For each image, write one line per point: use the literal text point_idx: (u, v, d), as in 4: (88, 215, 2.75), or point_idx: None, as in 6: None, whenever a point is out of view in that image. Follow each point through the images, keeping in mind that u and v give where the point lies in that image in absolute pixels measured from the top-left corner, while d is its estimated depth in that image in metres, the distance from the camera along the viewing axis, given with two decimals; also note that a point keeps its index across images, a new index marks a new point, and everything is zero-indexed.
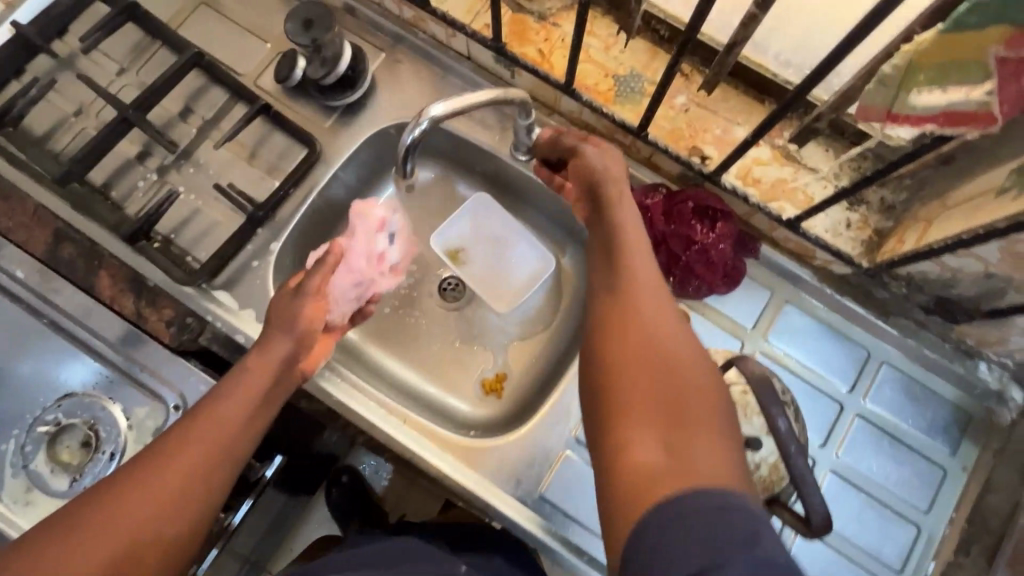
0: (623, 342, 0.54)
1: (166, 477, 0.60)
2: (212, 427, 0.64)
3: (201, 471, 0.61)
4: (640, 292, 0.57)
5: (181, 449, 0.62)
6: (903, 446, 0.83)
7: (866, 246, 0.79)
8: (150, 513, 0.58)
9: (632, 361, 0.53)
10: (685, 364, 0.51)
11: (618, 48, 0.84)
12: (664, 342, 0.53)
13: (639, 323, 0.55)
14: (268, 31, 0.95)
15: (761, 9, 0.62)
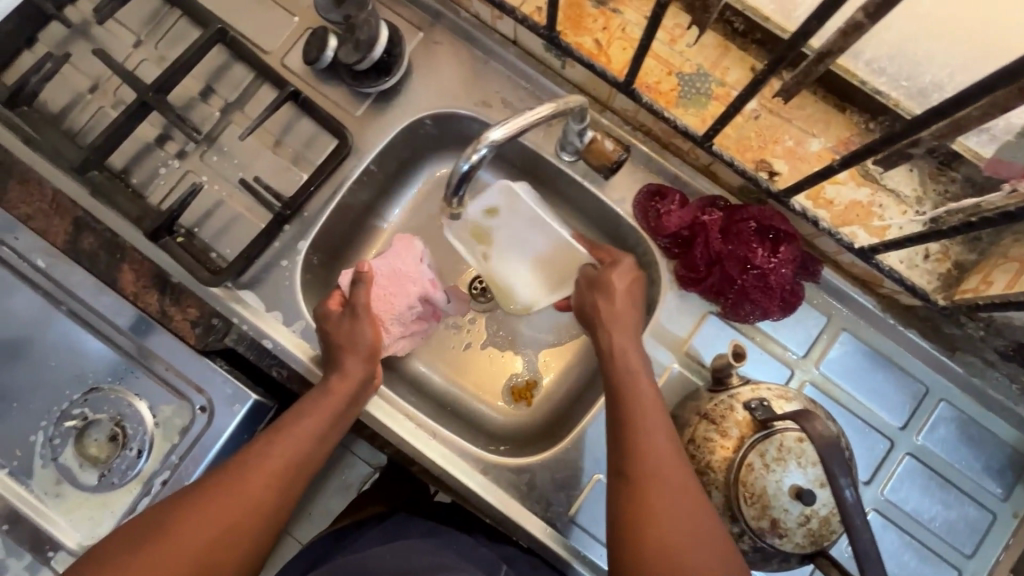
0: (637, 494, 0.60)
1: (244, 493, 0.63)
2: (287, 447, 0.67)
3: (275, 489, 0.65)
4: (655, 440, 0.63)
5: (260, 463, 0.65)
6: (953, 488, 0.79)
7: (943, 280, 0.73)
8: (233, 526, 0.62)
9: (641, 513, 0.59)
10: (677, 484, 0.61)
11: (685, 42, 0.75)
12: (669, 504, 0.59)
13: (657, 474, 0.61)
14: (295, 2, 0.86)
15: (869, 19, 0.54)
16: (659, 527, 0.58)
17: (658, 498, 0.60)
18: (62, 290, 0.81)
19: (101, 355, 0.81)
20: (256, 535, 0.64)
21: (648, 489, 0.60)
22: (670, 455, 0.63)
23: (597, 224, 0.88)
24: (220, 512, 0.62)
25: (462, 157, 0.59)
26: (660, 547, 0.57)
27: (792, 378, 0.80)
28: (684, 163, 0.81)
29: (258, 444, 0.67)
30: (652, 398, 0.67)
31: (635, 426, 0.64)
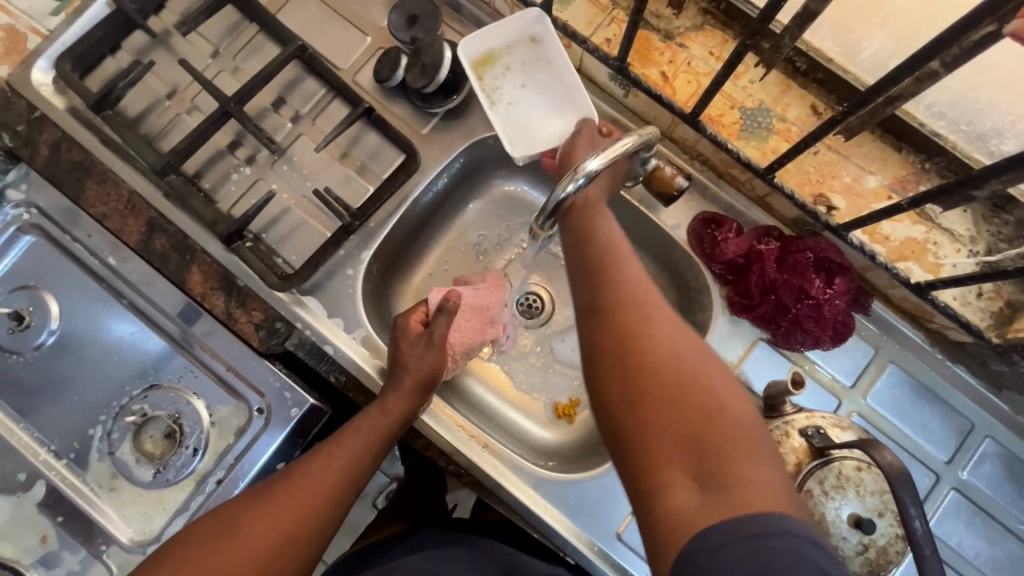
0: (637, 401, 0.53)
1: (298, 497, 0.65)
2: (340, 459, 0.69)
3: (328, 499, 0.66)
4: (650, 331, 0.56)
5: (311, 470, 0.68)
6: (998, 524, 0.80)
7: (996, 319, 0.75)
8: (285, 531, 0.63)
9: (655, 421, 0.51)
10: (665, 342, 0.56)
11: (748, 78, 0.79)
12: (658, 350, 0.55)
13: (667, 369, 0.53)
14: (368, 22, 0.90)
15: (946, 68, 0.56)
16: (680, 428, 0.50)
17: (671, 395, 0.52)
18: (133, 288, 0.83)
19: (162, 351, 0.84)
20: (307, 544, 0.64)
21: (653, 385, 0.53)
22: (677, 348, 0.55)
23: (649, 248, 0.91)
24: (274, 517, 0.63)
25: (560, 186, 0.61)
26: (684, 451, 0.50)
27: (841, 408, 0.82)
28: (740, 192, 0.83)
29: (313, 455, 0.70)
30: (645, 294, 0.60)
31: (632, 327, 0.57)
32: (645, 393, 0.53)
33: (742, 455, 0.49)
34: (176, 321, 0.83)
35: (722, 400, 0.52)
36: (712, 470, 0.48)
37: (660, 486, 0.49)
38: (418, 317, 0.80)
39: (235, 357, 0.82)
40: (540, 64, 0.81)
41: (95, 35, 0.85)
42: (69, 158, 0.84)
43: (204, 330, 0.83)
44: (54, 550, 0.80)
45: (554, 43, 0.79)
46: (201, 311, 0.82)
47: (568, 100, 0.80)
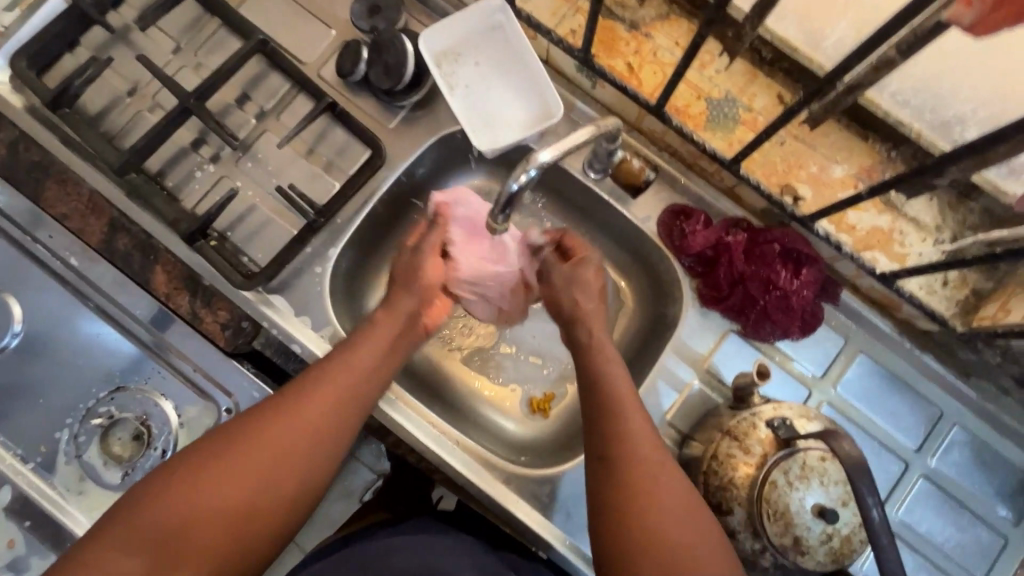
0: (624, 509, 0.60)
1: (281, 438, 0.62)
2: (327, 397, 0.65)
3: (314, 441, 0.64)
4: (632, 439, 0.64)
5: (296, 409, 0.64)
6: (966, 511, 0.80)
7: (961, 308, 0.75)
8: (290, 451, 0.62)
9: (633, 534, 0.59)
10: (639, 433, 0.64)
11: (714, 68, 0.78)
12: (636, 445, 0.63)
13: (642, 474, 0.61)
14: (332, 15, 0.88)
15: (902, 55, 0.56)
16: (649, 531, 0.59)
17: (645, 502, 0.60)
18: (96, 289, 0.81)
19: (128, 353, 0.82)
20: (294, 484, 0.62)
21: (634, 495, 0.61)
22: (646, 445, 0.63)
23: (621, 241, 0.90)
24: (257, 460, 0.61)
25: (511, 179, 0.60)
26: (661, 558, 0.57)
27: (810, 398, 0.82)
28: (709, 183, 0.83)
29: (296, 391, 0.66)
30: (629, 392, 0.67)
31: (610, 414, 0.65)
32: (629, 505, 0.60)
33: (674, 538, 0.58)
34: (149, 329, 0.81)
35: (694, 549, 0.58)
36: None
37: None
38: (437, 251, 0.80)
39: (200, 357, 0.80)
40: (500, 52, 0.80)
41: (52, 31, 0.83)
42: (28, 157, 0.82)
43: (177, 336, 0.80)
44: (21, 555, 0.79)
45: (513, 31, 0.79)
46: (173, 317, 0.80)
47: (531, 67, 0.79)
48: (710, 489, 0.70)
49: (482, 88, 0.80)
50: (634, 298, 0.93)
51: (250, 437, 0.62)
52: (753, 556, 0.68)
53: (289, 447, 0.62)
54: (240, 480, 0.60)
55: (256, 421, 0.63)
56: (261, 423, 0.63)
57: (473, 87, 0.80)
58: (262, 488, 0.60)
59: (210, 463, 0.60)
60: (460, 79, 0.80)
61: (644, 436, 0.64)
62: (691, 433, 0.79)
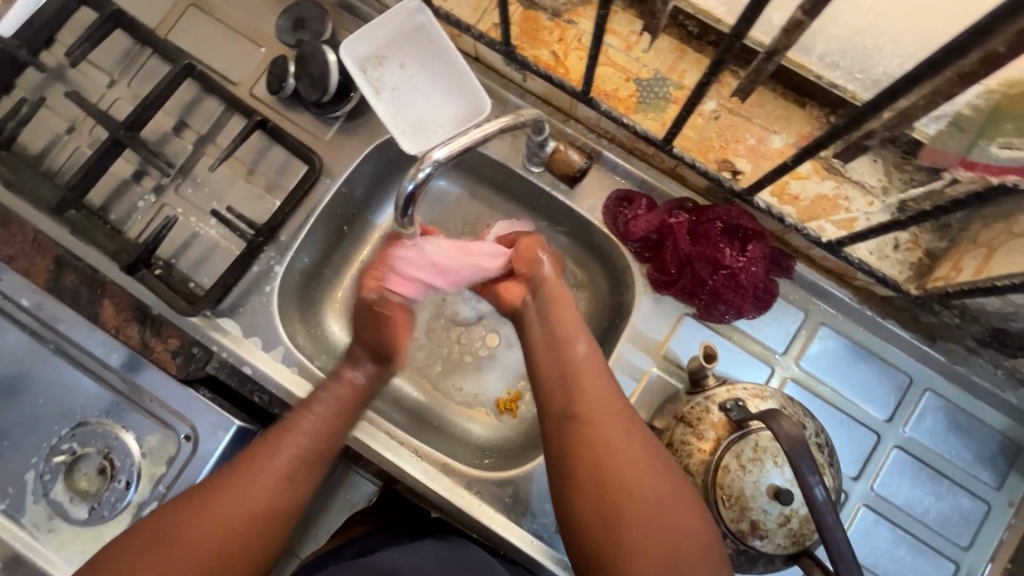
0: (603, 482, 0.62)
1: (227, 510, 0.62)
2: (267, 475, 0.65)
3: (258, 523, 0.63)
4: (608, 422, 0.65)
5: (234, 490, 0.63)
6: (944, 479, 0.77)
7: (915, 270, 0.73)
8: (239, 526, 0.62)
9: (610, 490, 0.61)
10: (603, 400, 0.66)
11: (641, 49, 0.76)
12: (605, 407, 0.66)
13: (597, 416, 0.65)
14: (260, 33, 0.88)
15: (809, 16, 0.54)
16: (593, 423, 0.65)
17: (603, 441, 0.63)
18: (49, 327, 0.80)
19: (86, 389, 0.80)
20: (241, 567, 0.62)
21: (610, 461, 0.62)
22: (603, 390, 0.67)
23: (573, 233, 0.88)
24: (202, 547, 0.60)
25: (411, 177, 0.59)
26: (600, 435, 0.64)
27: (773, 376, 0.79)
28: (649, 165, 0.81)
29: (244, 466, 0.65)
30: (574, 326, 0.73)
31: (571, 380, 0.68)
32: (594, 462, 0.63)
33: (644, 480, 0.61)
34: (121, 373, 0.79)
35: (647, 476, 0.61)
36: (603, 475, 0.62)
37: (585, 480, 0.62)
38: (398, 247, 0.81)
39: (155, 387, 0.79)
40: (426, 54, 0.79)
41: None
42: None
43: (148, 379, 0.79)
44: None
45: (435, 31, 0.78)
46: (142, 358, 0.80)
47: (456, 64, 0.78)
48: None
49: (409, 91, 0.79)
50: (593, 290, 0.90)
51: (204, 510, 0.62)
52: None
53: (238, 531, 0.62)
54: (186, 553, 0.60)
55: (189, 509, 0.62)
56: (212, 496, 0.63)
57: (399, 90, 0.79)
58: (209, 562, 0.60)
59: (171, 539, 0.60)
60: (385, 84, 0.79)
61: (605, 395, 0.67)
62: (653, 421, 0.78)
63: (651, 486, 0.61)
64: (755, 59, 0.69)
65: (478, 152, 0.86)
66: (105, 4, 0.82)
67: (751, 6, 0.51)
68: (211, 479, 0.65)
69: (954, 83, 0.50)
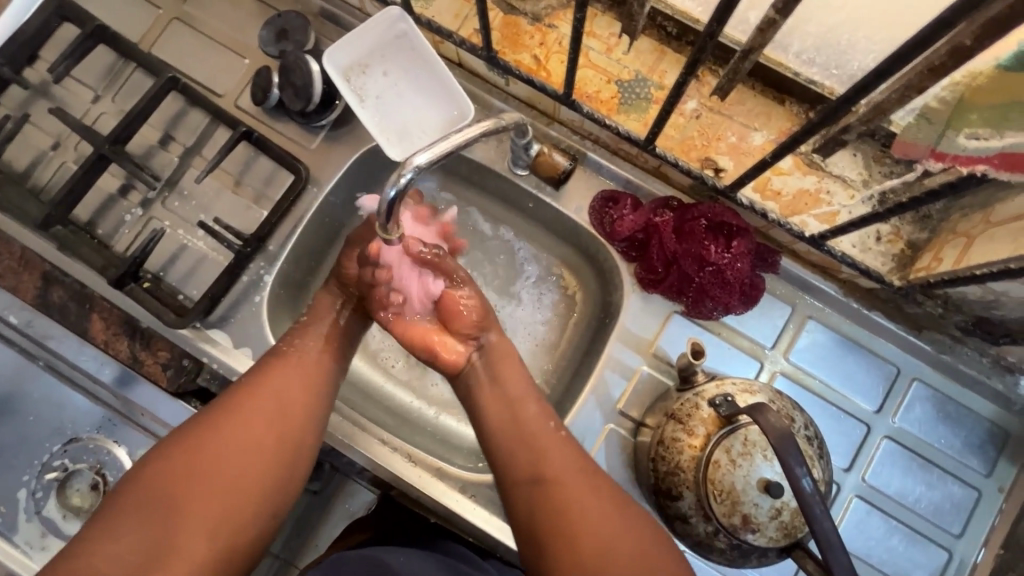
0: (569, 551, 0.59)
1: (253, 421, 0.64)
2: (286, 384, 0.68)
3: (284, 429, 0.65)
4: (566, 481, 0.64)
5: (253, 401, 0.66)
6: (934, 467, 0.78)
7: (897, 261, 0.73)
8: (267, 435, 0.64)
9: (578, 557, 0.60)
10: (559, 460, 0.66)
11: (621, 51, 0.77)
12: (563, 467, 0.65)
13: (557, 479, 0.64)
14: (243, 45, 0.89)
15: (782, 14, 0.55)
16: (552, 487, 0.64)
17: (564, 503, 0.62)
18: (38, 344, 0.80)
19: (78, 406, 0.80)
20: (275, 469, 0.63)
21: (567, 523, 0.61)
22: (557, 449, 0.67)
23: (561, 234, 0.89)
24: (233, 459, 0.61)
25: (391, 182, 0.60)
26: (561, 502, 0.63)
27: (762, 371, 0.80)
28: (634, 164, 0.82)
29: (259, 378, 0.68)
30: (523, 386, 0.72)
31: (527, 442, 0.67)
32: (562, 530, 0.61)
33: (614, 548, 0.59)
34: (114, 390, 0.79)
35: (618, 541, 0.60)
36: (573, 546, 0.60)
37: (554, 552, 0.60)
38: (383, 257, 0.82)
39: (147, 401, 0.79)
40: (408, 61, 0.80)
41: None
42: None
43: (143, 395, 0.79)
44: None
45: (417, 39, 0.78)
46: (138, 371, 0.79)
47: (439, 72, 0.78)
48: (659, 475, 0.69)
49: (392, 98, 0.80)
50: (583, 291, 0.91)
51: (225, 427, 0.63)
52: (707, 539, 0.66)
53: (266, 444, 0.64)
54: (221, 465, 0.61)
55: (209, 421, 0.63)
56: (236, 410, 0.64)
57: (383, 98, 0.80)
58: (243, 473, 0.61)
59: (199, 454, 0.61)
60: (369, 92, 0.79)
61: (560, 454, 0.66)
62: (645, 418, 0.78)
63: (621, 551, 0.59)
64: (732, 58, 0.70)
65: (464, 157, 0.87)
66: (87, 20, 0.83)
67: (722, 6, 0.52)
68: (227, 396, 0.66)
69: (925, 76, 0.51)
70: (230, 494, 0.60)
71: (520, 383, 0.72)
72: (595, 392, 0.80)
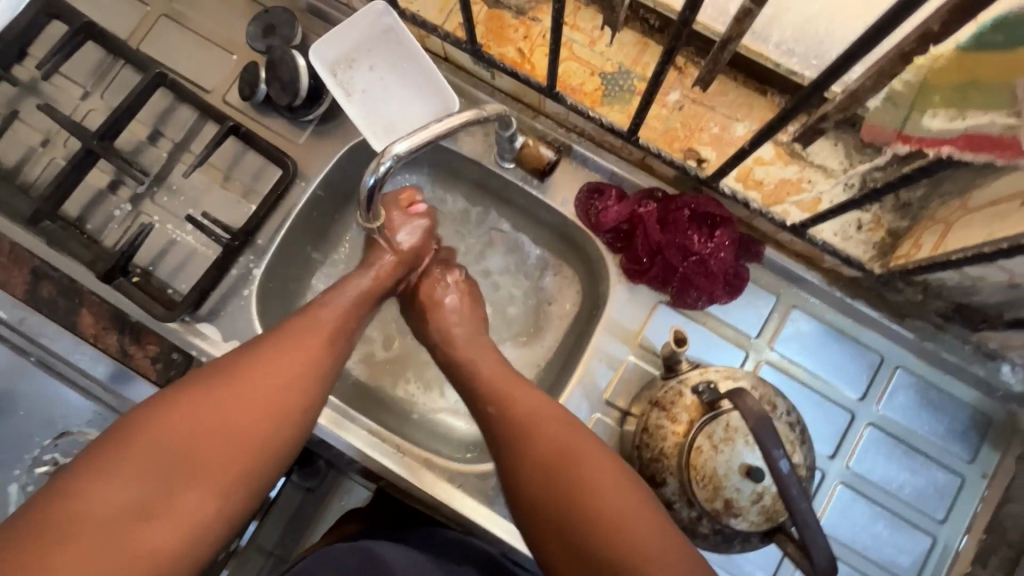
0: (575, 514, 0.57)
1: (269, 375, 0.61)
2: (304, 344, 0.65)
3: (299, 387, 0.62)
4: (587, 456, 0.60)
5: (265, 356, 0.62)
6: (918, 454, 0.79)
7: (878, 249, 0.74)
8: (281, 391, 0.61)
9: (593, 540, 0.55)
10: (549, 421, 0.64)
11: (604, 43, 0.77)
12: (552, 429, 0.63)
13: (553, 435, 0.62)
14: (231, 41, 0.89)
15: (756, 3, 0.56)
16: (537, 443, 0.62)
17: (560, 467, 0.60)
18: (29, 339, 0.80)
19: (70, 401, 0.81)
20: (280, 425, 0.60)
21: (566, 489, 0.58)
22: (547, 411, 0.65)
23: (548, 227, 0.90)
24: (247, 412, 0.58)
25: (370, 171, 0.60)
26: (554, 469, 0.60)
27: (747, 360, 0.81)
28: (620, 156, 0.82)
29: (278, 337, 0.65)
30: (490, 368, 0.71)
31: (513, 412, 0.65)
32: (565, 494, 0.58)
33: (610, 502, 0.57)
34: (107, 387, 0.80)
35: (614, 496, 0.57)
36: (576, 510, 0.57)
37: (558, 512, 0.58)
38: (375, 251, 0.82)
39: (137, 395, 0.79)
40: (394, 55, 0.80)
41: None
42: None
43: (134, 391, 0.79)
44: None
45: (403, 32, 0.78)
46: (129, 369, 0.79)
47: (424, 65, 0.79)
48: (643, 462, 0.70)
49: (378, 91, 0.80)
50: (571, 284, 0.91)
51: (241, 377, 0.60)
52: (691, 525, 0.67)
53: (278, 400, 0.60)
54: (231, 413, 0.58)
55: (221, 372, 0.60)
56: (254, 365, 0.61)
57: (369, 91, 0.80)
58: (253, 424, 0.58)
59: (211, 403, 0.57)
60: (354, 85, 0.80)
61: (551, 418, 0.64)
62: (631, 407, 0.79)
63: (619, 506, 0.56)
64: (713, 49, 0.71)
65: (451, 149, 0.87)
66: (75, 16, 0.83)
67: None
68: (241, 350, 0.63)
69: (894, 63, 0.52)
70: (236, 447, 0.57)
71: (518, 384, 0.69)
72: (580, 384, 0.80)
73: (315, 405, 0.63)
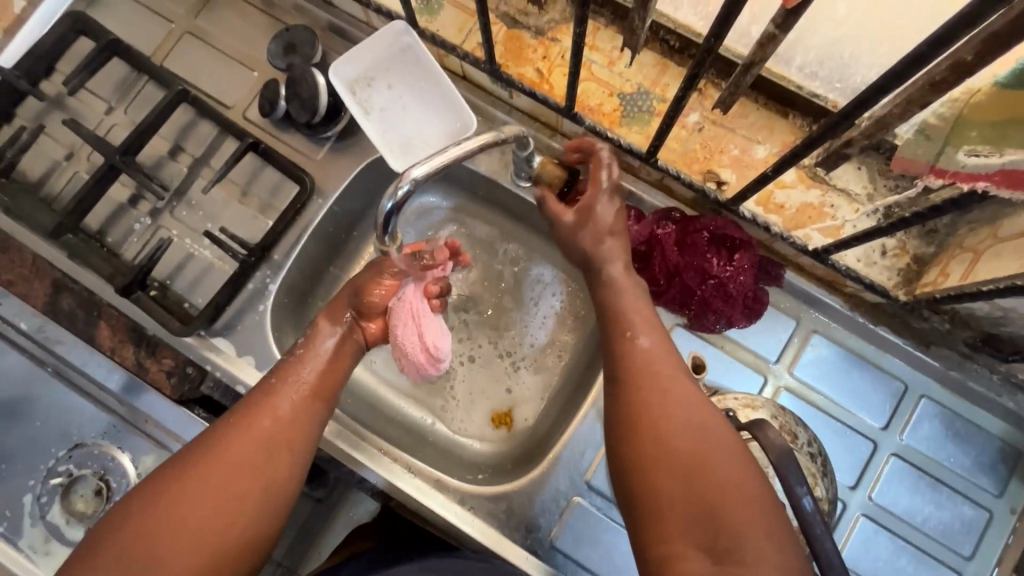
0: (666, 466, 0.54)
1: (225, 465, 0.59)
2: (258, 428, 0.62)
3: (254, 473, 0.60)
4: (680, 420, 0.56)
5: (231, 441, 0.61)
6: (944, 487, 0.76)
7: (903, 276, 0.73)
8: (237, 481, 0.59)
9: (686, 525, 0.52)
10: (657, 370, 0.60)
11: (623, 64, 0.77)
12: (658, 390, 0.59)
13: (648, 385, 0.59)
14: (252, 58, 0.90)
15: (781, 29, 0.55)
16: (643, 394, 0.59)
17: (655, 416, 0.57)
18: (49, 351, 0.81)
19: (85, 412, 0.81)
20: (257, 505, 0.59)
21: (659, 453, 0.55)
22: (656, 364, 0.61)
23: None
24: (208, 503, 0.57)
25: (388, 194, 0.60)
26: (651, 438, 0.56)
27: (766, 386, 0.79)
28: (637, 177, 0.81)
29: (235, 418, 0.63)
30: (642, 308, 0.66)
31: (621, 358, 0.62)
32: (655, 454, 0.55)
33: (717, 478, 0.52)
34: (121, 400, 0.81)
35: (719, 468, 0.53)
36: (673, 469, 0.54)
37: (648, 481, 0.55)
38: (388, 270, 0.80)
39: (151, 408, 0.80)
40: (412, 74, 0.80)
41: None
42: None
43: (150, 403, 0.80)
44: None
45: (422, 52, 0.79)
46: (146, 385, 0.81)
47: (443, 84, 0.79)
48: None
49: (397, 110, 0.80)
50: (583, 303, 0.91)
51: (198, 466, 0.59)
52: None
53: (235, 490, 0.59)
54: (200, 508, 0.57)
55: (192, 466, 0.59)
56: (198, 452, 0.60)
57: (388, 110, 0.80)
58: (222, 516, 0.57)
59: (161, 500, 0.57)
60: (373, 105, 0.80)
61: (668, 381, 0.59)
62: None
63: (731, 484, 0.52)
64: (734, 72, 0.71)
65: (468, 167, 0.87)
66: (102, 34, 0.85)
67: (718, 23, 0.53)
68: (209, 432, 0.62)
69: (925, 92, 0.50)
70: (204, 531, 0.56)
71: (644, 314, 0.66)
72: (593, 406, 0.80)
73: (280, 491, 0.61)
